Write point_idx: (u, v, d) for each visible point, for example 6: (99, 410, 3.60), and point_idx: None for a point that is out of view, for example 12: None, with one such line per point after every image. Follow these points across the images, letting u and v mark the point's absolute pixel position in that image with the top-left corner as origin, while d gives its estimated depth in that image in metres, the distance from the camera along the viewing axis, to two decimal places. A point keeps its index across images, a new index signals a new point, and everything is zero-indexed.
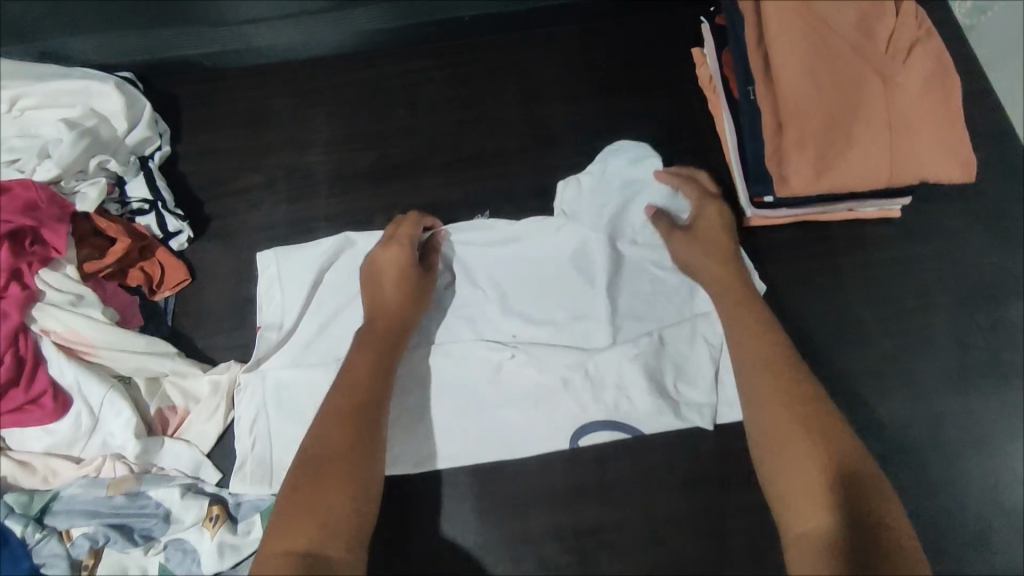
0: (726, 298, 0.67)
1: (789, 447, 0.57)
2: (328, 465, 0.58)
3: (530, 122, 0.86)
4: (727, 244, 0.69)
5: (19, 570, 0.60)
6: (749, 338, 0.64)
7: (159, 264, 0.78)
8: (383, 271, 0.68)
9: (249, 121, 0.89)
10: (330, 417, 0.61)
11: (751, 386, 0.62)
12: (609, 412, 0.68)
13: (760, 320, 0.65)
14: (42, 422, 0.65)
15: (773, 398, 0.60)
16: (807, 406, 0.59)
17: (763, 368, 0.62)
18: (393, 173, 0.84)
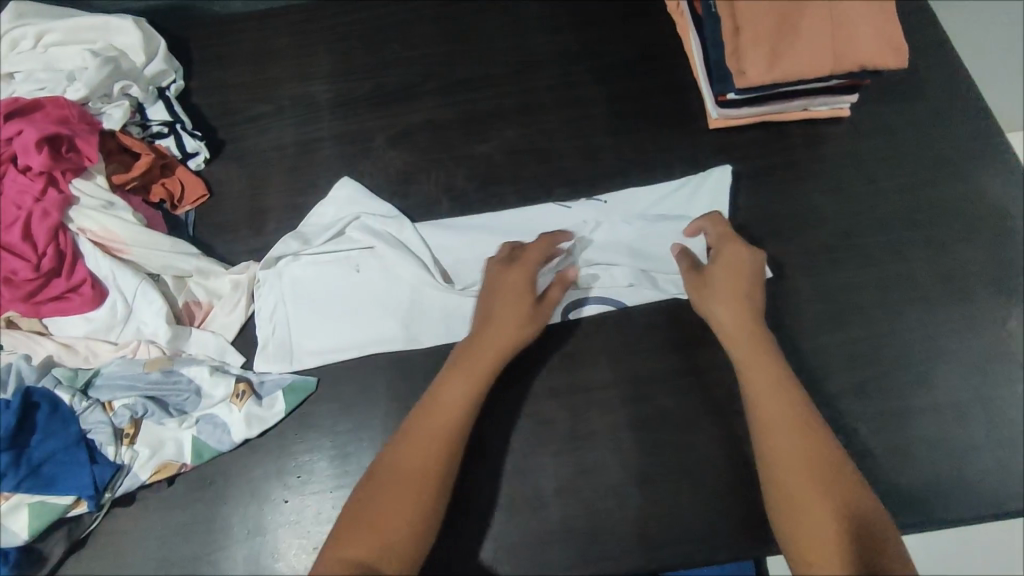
0: (748, 339, 0.68)
1: (806, 519, 0.58)
2: (422, 485, 0.61)
3: (516, 49, 0.93)
4: (741, 293, 0.69)
5: (69, 432, 0.66)
6: (764, 393, 0.65)
7: (180, 181, 0.85)
8: (505, 290, 0.70)
9: (255, 57, 0.96)
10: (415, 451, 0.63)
11: (769, 423, 0.63)
12: (595, 288, 0.77)
13: (772, 370, 0.66)
14: (81, 309, 0.72)
15: (783, 431, 0.62)
16: (823, 466, 0.60)
17: (781, 429, 0.62)
18: (392, 98, 0.91)
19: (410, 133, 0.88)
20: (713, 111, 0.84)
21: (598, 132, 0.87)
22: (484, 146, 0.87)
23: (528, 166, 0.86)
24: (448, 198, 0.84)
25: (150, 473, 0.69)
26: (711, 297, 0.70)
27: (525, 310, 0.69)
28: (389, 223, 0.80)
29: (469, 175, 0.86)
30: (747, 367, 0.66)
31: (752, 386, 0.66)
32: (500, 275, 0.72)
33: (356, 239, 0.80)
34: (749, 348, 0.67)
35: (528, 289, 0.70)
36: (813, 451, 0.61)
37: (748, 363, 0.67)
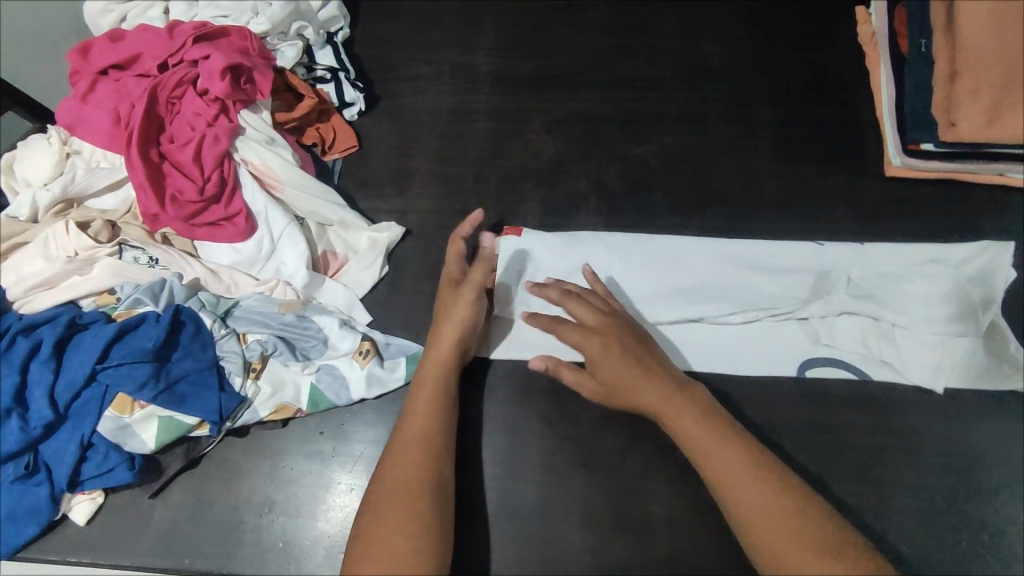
0: (664, 395, 0.62)
1: (788, 559, 0.54)
2: (425, 453, 0.61)
3: (686, 56, 0.89)
4: (621, 346, 0.64)
5: (205, 356, 0.69)
6: (661, 406, 0.62)
7: (333, 129, 0.85)
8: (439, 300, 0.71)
9: (421, 19, 0.95)
10: (424, 418, 0.63)
11: (722, 479, 0.58)
12: (835, 349, 0.71)
13: (669, 392, 0.62)
14: (231, 239, 0.74)
15: (746, 496, 0.57)
16: (764, 490, 0.57)
17: (740, 477, 0.58)
18: (553, 83, 0.88)
19: (567, 122, 0.86)
20: (896, 157, 0.78)
21: (763, 157, 0.82)
22: (641, 150, 0.83)
23: (683, 177, 0.82)
24: (596, 196, 0.81)
25: (269, 411, 0.70)
26: (598, 351, 0.64)
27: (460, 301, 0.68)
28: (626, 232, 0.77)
29: (621, 176, 0.82)
30: (671, 415, 0.61)
31: (668, 419, 0.61)
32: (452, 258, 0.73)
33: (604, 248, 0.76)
34: (641, 381, 0.62)
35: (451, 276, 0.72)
36: (754, 472, 0.58)
37: (631, 386, 0.62)
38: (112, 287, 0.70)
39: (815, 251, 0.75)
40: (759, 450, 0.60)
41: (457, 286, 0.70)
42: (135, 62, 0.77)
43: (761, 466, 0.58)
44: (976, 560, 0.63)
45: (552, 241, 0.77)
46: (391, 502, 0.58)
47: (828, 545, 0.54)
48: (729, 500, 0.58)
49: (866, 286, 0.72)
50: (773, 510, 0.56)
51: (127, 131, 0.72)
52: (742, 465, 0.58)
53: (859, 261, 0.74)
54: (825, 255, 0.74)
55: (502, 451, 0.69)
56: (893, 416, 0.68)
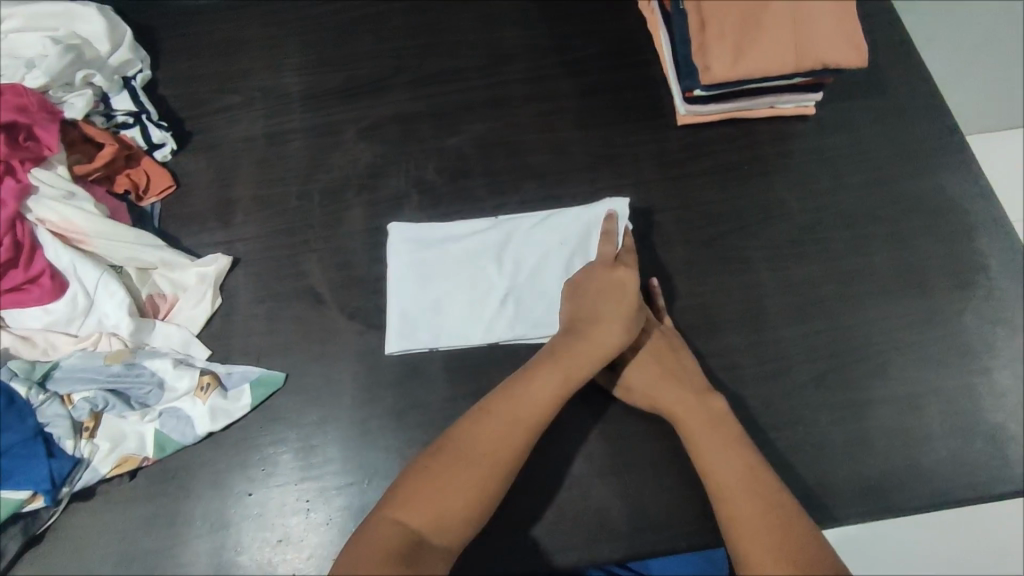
0: (666, 378, 0.68)
1: (740, 492, 0.59)
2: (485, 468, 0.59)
3: (487, 44, 0.93)
4: (662, 345, 0.70)
5: (25, 426, 0.65)
6: (671, 391, 0.67)
7: (146, 172, 0.84)
8: (608, 291, 0.68)
9: (225, 50, 0.94)
10: (547, 390, 0.62)
11: (693, 430, 0.64)
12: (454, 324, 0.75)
13: (676, 377, 0.68)
14: (41, 301, 0.70)
15: (702, 444, 0.63)
16: (724, 437, 0.63)
17: (701, 427, 0.64)
18: (363, 91, 0.90)
19: (381, 126, 0.88)
20: (681, 107, 0.84)
21: (567, 126, 0.87)
22: (455, 141, 0.86)
23: (497, 158, 0.85)
24: (417, 191, 0.83)
25: (110, 467, 0.68)
26: (643, 359, 0.69)
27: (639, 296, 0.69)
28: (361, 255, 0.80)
29: (438, 168, 0.85)
30: (659, 393, 0.67)
31: (664, 396, 0.67)
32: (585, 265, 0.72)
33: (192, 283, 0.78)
34: (660, 372, 0.68)
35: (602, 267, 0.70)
36: (731, 436, 0.63)
37: (657, 386, 0.68)
38: None
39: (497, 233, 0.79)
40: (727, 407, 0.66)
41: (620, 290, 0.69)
42: None
43: (736, 434, 0.63)
44: (790, 452, 0.69)
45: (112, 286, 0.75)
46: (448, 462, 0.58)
47: (778, 493, 0.59)
48: (705, 458, 0.62)
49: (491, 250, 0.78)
50: (736, 466, 0.61)
51: None
52: (705, 419, 0.64)
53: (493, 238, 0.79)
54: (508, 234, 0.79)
55: (356, 452, 0.71)
56: (708, 340, 0.74)
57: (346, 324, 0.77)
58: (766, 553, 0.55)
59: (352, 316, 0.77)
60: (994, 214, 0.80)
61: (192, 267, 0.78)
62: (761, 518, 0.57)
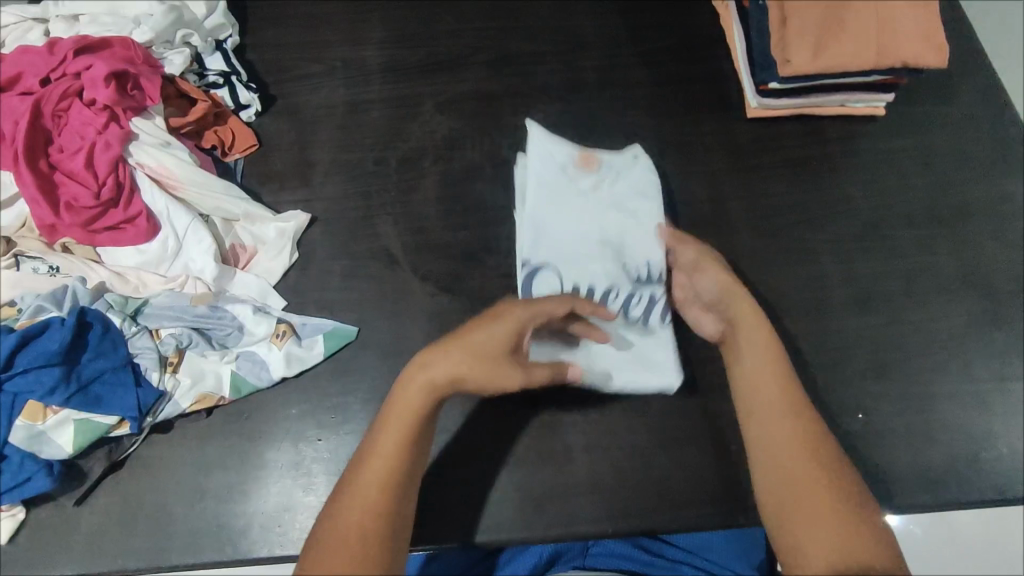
0: (750, 340, 0.65)
1: (791, 461, 0.59)
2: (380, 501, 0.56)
3: (562, 29, 0.95)
4: (737, 303, 0.67)
5: (117, 354, 0.69)
6: (760, 343, 0.64)
7: (232, 130, 0.87)
8: (491, 341, 0.59)
9: (310, 21, 0.99)
10: (412, 418, 0.58)
11: (761, 394, 0.62)
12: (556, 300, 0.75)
13: (748, 333, 0.65)
14: (135, 241, 0.75)
15: (770, 414, 0.61)
16: (795, 410, 0.61)
17: (769, 399, 0.62)
18: (440, 68, 0.93)
19: (457, 101, 0.90)
20: (753, 100, 0.86)
21: (639, 112, 0.89)
22: (528, 119, 0.89)
23: (570, 139, 0.87)
24: (490, 164, 0.86)
25: (190, 402, 0.71)
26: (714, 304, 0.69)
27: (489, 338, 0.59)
28: (435, 221, 0.83)
29: (512, 145, 0.87)
30: (740, 347, 0.65)
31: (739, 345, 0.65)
32: (488, 323, 0.60)
33: (271, 238, 0.81)
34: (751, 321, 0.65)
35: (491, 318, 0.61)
36: (800, 412, 0.61)
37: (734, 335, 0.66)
38: (13, 299, 0.70)
39: (591, 204, 0.79)
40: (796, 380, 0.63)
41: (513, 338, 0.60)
42: (15, 82, 0.75)
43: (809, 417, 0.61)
44: (850, 439, 0.71)
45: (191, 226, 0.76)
46: (349, 511, 0.55)
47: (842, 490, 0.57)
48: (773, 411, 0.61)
49: (575, 253, 0.77)
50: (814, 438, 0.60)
51: (10, 147, 0.71)
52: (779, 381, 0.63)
53: (583, 212, 0.79)
54: (600, 206, 0.79)
55: None
56: (772, 325, 0.76)
57: (418, 285, 0.79)
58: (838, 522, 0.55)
59: (424, 278, 0.79)
60: None
61: (273, 220, 0.82)
62: (820, 506, 0.56)
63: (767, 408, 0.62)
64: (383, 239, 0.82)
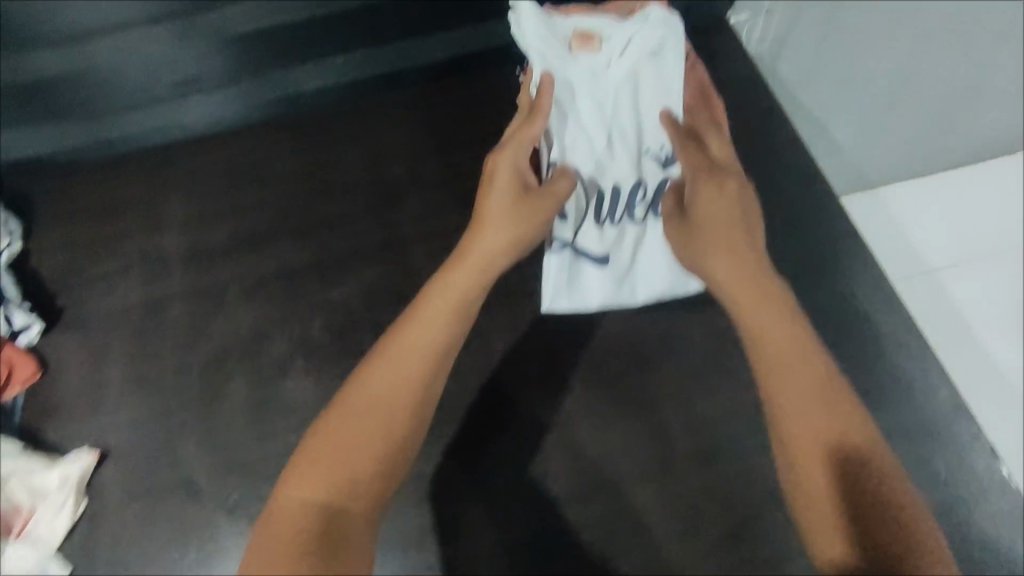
0: (750, 286, 0.60)
1: (818, 475, 0.52)
2: (378, 458, 0.53)
3: (375, 183, 0.90)
4: (747, 260, 0.61)
5: None
6: (786, 323, 0.58)
7: (8, 362, 0.77)
8: (502, 193, 0.63)
9: (105, 210, 0.90)
10: (427, 332, 0.58)
11: (787, 357, 0.56)
12: (588, 213, 0.72)
13: (778, 316, 0.58)
14: None
15: (789, 370, 0.56)
16: (816, 360, 0.56)
17: (788, 345, 0.57)
18: (248, 245, 0.86)
19: (264, 284, 0.83)
20: None
21: None
22: (341, 294, 0.82)
23: (388, 308, 0.81)
24: (301, 355, 0.78)
25: None
26: (705, 250, 0.62)
27: (512, 189, 0.63)
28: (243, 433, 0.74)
29: (325, 327, 0.80)
30: (739, 291, 0.60)
31: (745, 317, 0.60)
32: (489, 190, 0.64)
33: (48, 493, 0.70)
34: (778, 327, 0.58)
35: (501, 179, 0.63)
36: (819, 372, 0.55)
37: (749, 308, 0.59)
38: None
39: (603, 58, 0.69)
40: (819, 343, 0.58)
41: (523, 185, 0.64)
42: None
43: (822, 367, 0.56)
44: None
45: None
46: (306, 472, 0.52)
47: (877, 476, 0.51)
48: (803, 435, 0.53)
49: (595, 146, 0.70)
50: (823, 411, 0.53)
51: None
52: (797, 333, 0.58)
53: (604, 72, 0.70)
54: (623, 63, 0.70)
55: None
56: (614, 497, 0.72)
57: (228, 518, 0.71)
58: (828, 527, 0.51)
59: (232, 510, 0.71)
60: (904, 323, 0.77)
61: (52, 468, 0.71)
62: (860, 535, 0.49)
63: (757, 346, 0.58)
64: (185, 468, 0.73)
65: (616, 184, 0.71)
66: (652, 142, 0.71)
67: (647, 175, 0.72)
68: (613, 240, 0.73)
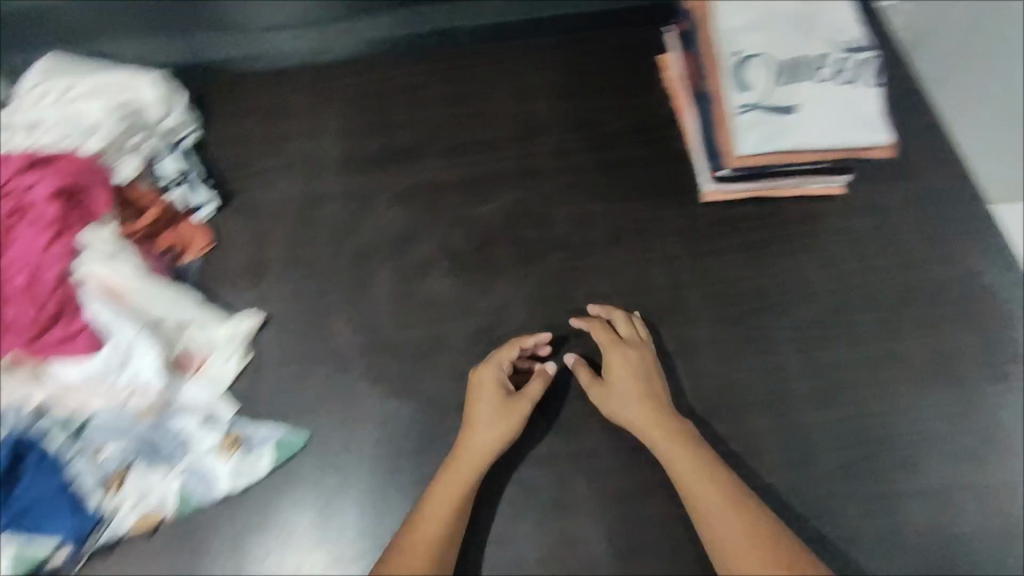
0: (666, 431, 0.69)
1: (746, 552, 0.61)
2: (429, 554, 0.63)
3: (513, 117, 0.96)
4: (648, 395, 0.71)
5: (54, 482, 0.68)
6: (710, 477, 0.65)
7: (187, 230, 0.88)
8: (623, 360, 0.74)
9: (270, 114, 1.00)
10: (460, 484, 0.67)
11: (693, 481, 0.66)
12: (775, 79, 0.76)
13: (671, 424, 0.70)
14: (77, 355, 0.72)
15: (704, 494, 0.64)
16: (719, 487, 0.65)
17: (703, 482, 0.65)
18: (396, 160, 0.94)
19: (413, 194, 0.91)
20: (706, 183, 0.86)
21: (592, 199, 0.90)
22: (485, 209, 0.90)
23: (524, 229, 0.88)
24: (445, 258, 0.86)
25: (132, 523, 0.70)
26: (610, 401, 0.72)
27: (647, 350, 0.75)
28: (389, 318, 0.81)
29: (466, 237, 0.87)
30: (651, 429, 0.69)
31: (660, 445, 0.69)
32: (610, 349, 0.75)
33: (224, 343, 0.80)
34: (643, 407, 0.71)
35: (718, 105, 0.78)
36: (722, 482, 0.65)
37: (638, 416, 0.70)
38: None
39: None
40: (723, 464, 0.67)
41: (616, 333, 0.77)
42: None
43: (742, 496, 0.64)
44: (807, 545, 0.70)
45: (146, 339, 0.74)
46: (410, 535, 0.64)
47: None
48: (704, 511, 0.64)
49: (777, 44, 0.78)
50: (718, 487, 0.65)
51: None
52: (716, 477, 0.66)
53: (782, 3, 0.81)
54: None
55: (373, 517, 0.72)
56: (731, 421, 0.75)
57: (372, 387, 0.78)
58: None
59: (375, 381, 0.78)
60: None
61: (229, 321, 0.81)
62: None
63: (703, 518, 0.64)
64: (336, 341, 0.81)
65: (796, 56, 0.77)
66: (839, 38, 0.78)
67: (827, 51, 0.77)
68: (800, 97, 0.76)
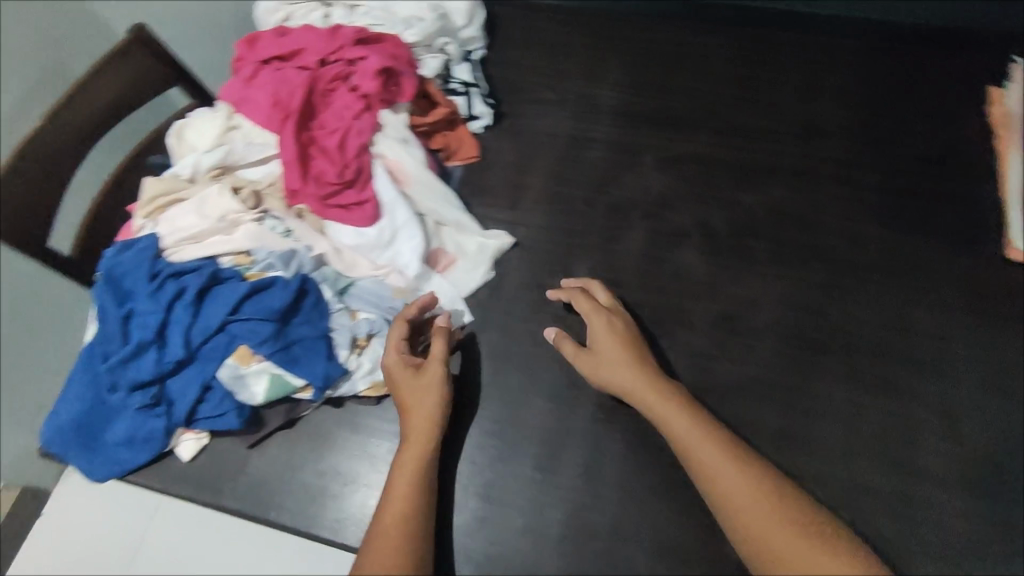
0: (655, 401, 0.67)
1: (778, 542, 0.58)
2: (407, 527, 0.63)
3: (800, 112, 0.91)
4: (631, 357, 0.70)
5: (320, 325, 0.74)
6: (722, 455, 0.63)
7: (459, 138, 0.91)
8: (601, 338, 0.72)
9: (552, 48, 1.01)
10: (417, 450, 0.67)
11: (706, 459, 0.63)
12: None
13: (677, 400, 0.67)
14: (359, 222, 0.79)
15: (727, 479, 0.61)
16: (743, 466, 0.62)
17: (727, 467, 0.62)
18: (668, 123, 0.92)
19: (680, 162, 0.89)
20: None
21: (871, 218, 0.83)
22: (752, 198, 0.86)
23: (790, 229, 0.83)
24: (701, 234, 0.84)
25: (365, 387, 0.75)
26: (604, 368, 0.71)
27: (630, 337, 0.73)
28: (635, 277, 0.81)
29: (728, 220, 0.84)
30: (647, 400, 0.67)
31: (675, 425, 0.65)
32: (593, 334, 0.73)
33: (472, 254, 0.83)
34: (643, 380, 0.69)
35: None
36: (748, 468, 0.62)
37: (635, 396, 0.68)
38: (250, 250, 0.76)
39: None
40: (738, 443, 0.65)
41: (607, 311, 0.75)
42: (295, 55, 0.84)
43: (771, 483, 0.61)
44: None
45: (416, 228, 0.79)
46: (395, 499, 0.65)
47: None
48: (720, 487, 0.61)
49: None
50: (728, 455, 0.63)
51: (283, 113, 0.80)
52: (727, 454, 0.63)
53: None
54: None
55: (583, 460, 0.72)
56: (985, 499, 0.68)
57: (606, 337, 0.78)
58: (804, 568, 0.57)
59: None
60: None
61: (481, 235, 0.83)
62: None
63: (721, 500, 0.61)
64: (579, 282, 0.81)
65: None
66: None
67: None
68: None
